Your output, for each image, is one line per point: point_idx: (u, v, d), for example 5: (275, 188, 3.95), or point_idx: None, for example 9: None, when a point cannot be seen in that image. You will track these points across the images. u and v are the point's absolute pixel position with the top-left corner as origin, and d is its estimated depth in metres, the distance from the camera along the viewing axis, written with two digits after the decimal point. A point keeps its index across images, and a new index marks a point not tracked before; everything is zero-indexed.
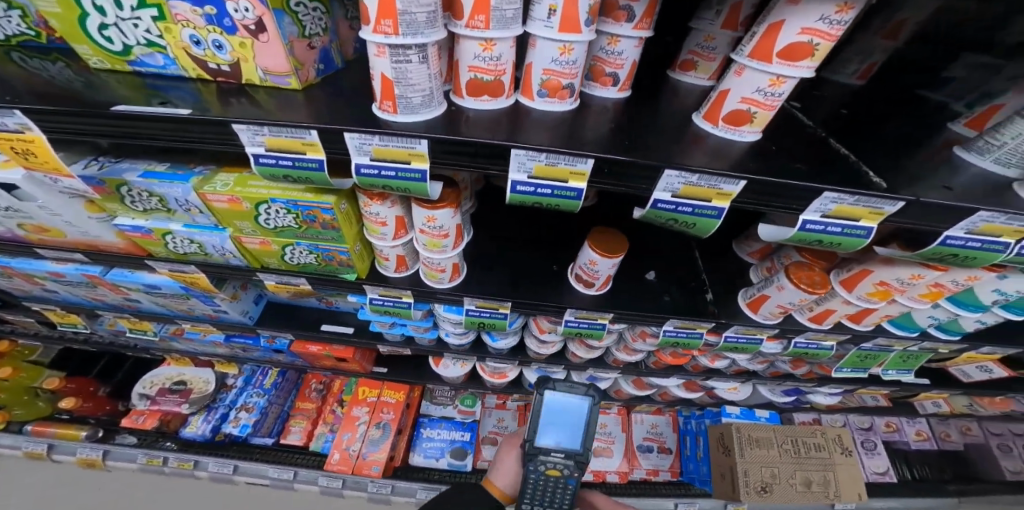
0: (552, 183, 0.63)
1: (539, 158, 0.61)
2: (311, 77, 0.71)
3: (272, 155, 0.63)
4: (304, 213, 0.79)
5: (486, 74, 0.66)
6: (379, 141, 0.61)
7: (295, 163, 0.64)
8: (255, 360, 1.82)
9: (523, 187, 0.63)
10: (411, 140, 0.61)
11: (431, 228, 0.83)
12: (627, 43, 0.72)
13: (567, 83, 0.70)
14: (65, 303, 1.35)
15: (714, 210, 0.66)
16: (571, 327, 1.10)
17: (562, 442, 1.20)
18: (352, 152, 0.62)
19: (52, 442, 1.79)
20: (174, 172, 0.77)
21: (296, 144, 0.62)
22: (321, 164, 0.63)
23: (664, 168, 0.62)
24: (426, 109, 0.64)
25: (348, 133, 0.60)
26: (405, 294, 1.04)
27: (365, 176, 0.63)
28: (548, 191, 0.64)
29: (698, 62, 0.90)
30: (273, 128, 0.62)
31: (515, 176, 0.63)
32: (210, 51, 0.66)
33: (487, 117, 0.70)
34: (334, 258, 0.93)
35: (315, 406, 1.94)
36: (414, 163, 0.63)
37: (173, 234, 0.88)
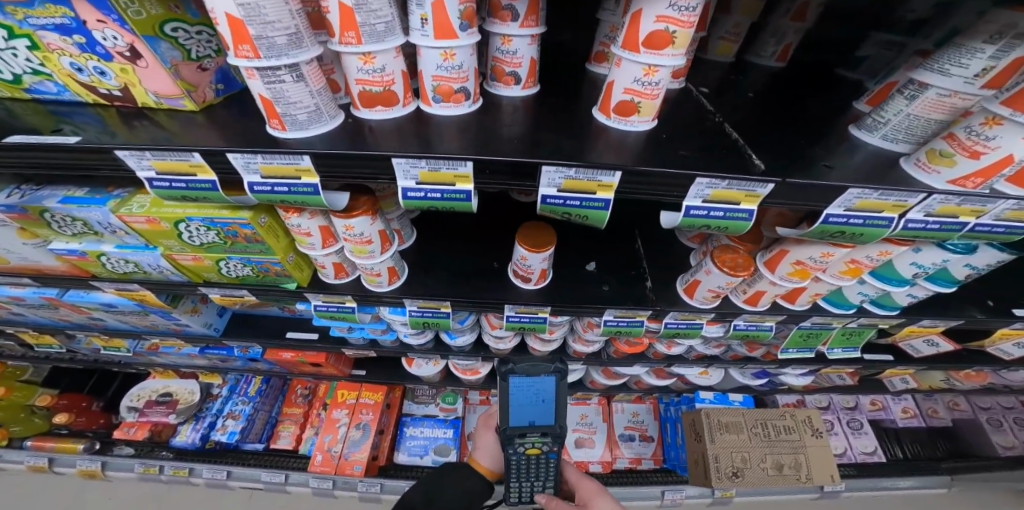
0: (440, 187, 0.68)
1: (421, 165, 0.66)
2: (207, 99, 0.74)
3: (165, 178, 0.67)
4: (224, 229, 0.82)
5: (375, 86, 0.68)
6: (263, 159, 0.65)
7: (188, 185, 0.68)
8: (236, 370, 1.85)
9: (414, 193, 0.68)
10: (294, 156, 0.64)
11: (353, 235, 0.85)
12: (519, 41, 0.73)
13: (459, 87, 0.71)
14: (37, 324, 1.38)
15: (600, 202, 0.70)
16: (513, 322, 1.13)
17: (536, 421, 1.28)
18: (242, 171, 0.66)
19: (53, 455, 1.86)
20: (93, 197, 0.80)
21: (187, 166, 0.66)
22: (213, 185, 0.67)
23: (542, 164, 0.66)
24: (315, 124, 0.67)
25: (232, 154, 0.64)
26: (347, 299, 1.06)
27: (260, 193, 0.68)
28: (437, 195, 0.69)
29: (608, 52, 0.90)
30: (158, 152, 0.66)
31: (403, 183, 0.68)
32: (95, 77, 0.69)
33: (387, 126, 0.72)
34: (269, 269, 0.96)
35: (302, 410, 1.99)
36: (305, 178, 0.67)
37: (107, 255, 0.90)
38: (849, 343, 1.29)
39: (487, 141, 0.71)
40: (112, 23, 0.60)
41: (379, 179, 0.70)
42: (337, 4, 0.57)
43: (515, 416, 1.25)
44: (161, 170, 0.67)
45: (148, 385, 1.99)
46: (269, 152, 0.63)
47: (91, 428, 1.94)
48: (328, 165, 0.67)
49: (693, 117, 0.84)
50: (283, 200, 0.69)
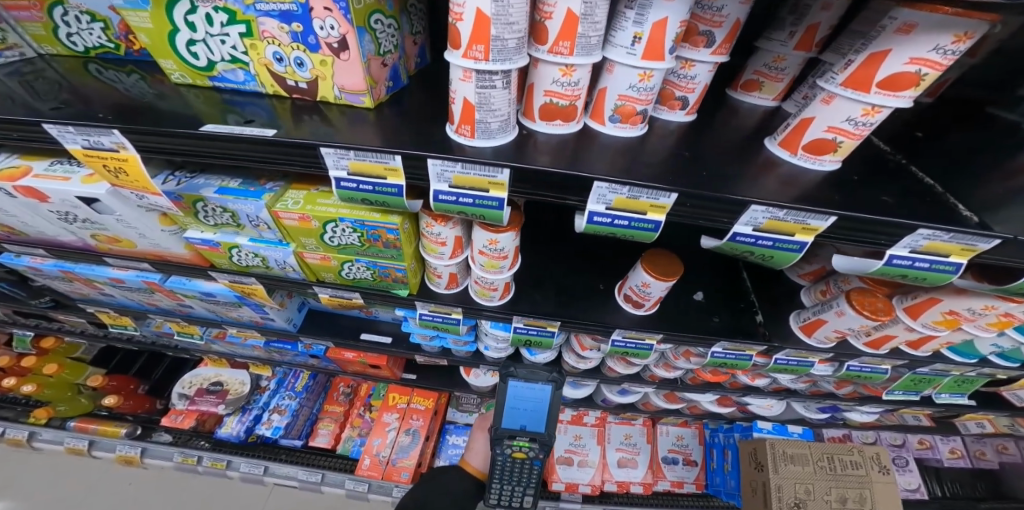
0: (631, 214, 0.65)
1: (621, 190, 0.63)
2: (377, 98, 0.74)
3: (355, 179, 0.65)
4: (369, 232, 0.80)
5: (563, 100, 0.65)
6: (461, 170, 0.62)
7: (375, 187, 0.66)
8: (289, 363, 1.84)
9: (601, 218, 0.65)
10: (492, 169, 0.62)
11: (492, 249, 0.82)
12: (701, 67, 0.70)
13: (641, 109, 0.68)
14: (119, 306, 1.40)
15: (796, 244, 0.67)
16: (618, 347, 1.09)
17: (527, 426, 1.24)
18: (430, 178, 0.64)
19: (93, 439, 1.84)
20: (247, 189, 0.81)
21: (378, 168, 0.64)
22: (400, 189, 0.65)
23: (752, 204, 0.62)
24: (501, 133, 0.64)
25: (431, 161, 0.62)
26: (454, 310, 1.02)
27: (438, 202, 0.65)
28: (625, 223, 0.66)
29: (764, 82, 0.90)
30: (359, 152, 0.63)
31: (594, 207, 0.64)
32: (291, 67, 0.71)
33: (564, 142, 0.69)
34: (390, 274, 0.93)
35: (343, 409, 1.94)
36: (489, 192, 0.65)
37: (239, 247, 0.91)
38: (958, 389, 1.25)
39: (669, 168, 0.67)
40: (337, 12, 0.60)
41: (558, 198, 0.66)
42: (565, 12, 0.55)
43: (507, 416, 1.23)
44: (350, 170, 0.65)
45: (200, 373, 1.97)
46: (481, 164, 0.61)
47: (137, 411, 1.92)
48: (518, 181, 0.64)
49: (873, 155, 0.78)
50: (462, 212, 0.66)
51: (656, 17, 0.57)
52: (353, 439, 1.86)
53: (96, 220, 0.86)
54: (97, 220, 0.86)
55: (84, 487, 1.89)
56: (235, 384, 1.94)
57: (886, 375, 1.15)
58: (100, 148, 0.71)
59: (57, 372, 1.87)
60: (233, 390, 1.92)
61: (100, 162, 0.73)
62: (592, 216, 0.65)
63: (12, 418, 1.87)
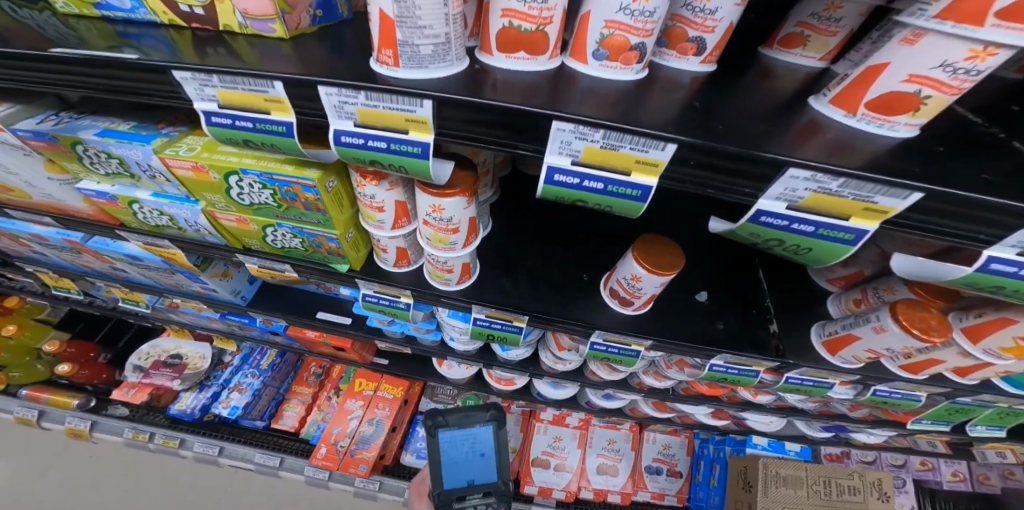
0: (607, 175, 0.47)
1: (590, 137, 0.45)
2: (292, 28, 0.56)
3: (227, 113, 0.49)
4: (283, 190, 0.61)
5: (528, 24, 0.45)
6: (367, 101, 0.45)
7: (255, 124, 0.49)
8: (253, 339, 1.70)
9: (563, 178, 0.48)
10: (403, 100, 0.44)
11: (439, 219, 0.62)
12: None
13: (637, 43, 0.47)
14: (56, 266, 1.27)
15: (849, 231, 0.49)
16: (597, 351, 0.91)
17: (475, 480, 1.08)
18: (330, 114, 0.47)
19: (44, 409, 1.77)
20: (137, 132, 0.65)
21: (256, 100, 0.48)
22: (288, 128, 0.48)
23: (791, 167, 0.45)
24: (438, 62, 0.46)
25: (325, 87, 0.45)
26: (402, 294, 0.85)
27: (344, 146, 0.48)
28: (599, 186, 0.48)
29: (810, 37, 0.65)
30: (226, 77, 0.47)
31: (553, 160, 0.47)
32: None
33: (530, 84, 0.50)
34: (322, 245, 0.75)
35: (312, 391, 1.84)
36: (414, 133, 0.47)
37: (140, 203, 0.74)
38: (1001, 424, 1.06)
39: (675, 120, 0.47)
40: None
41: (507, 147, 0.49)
42: None
43: (450, 477, 1.05)
44: (225, 103, 0.49)
45: (159, 344, 1.86)
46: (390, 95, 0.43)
47: (93, 382, 1.82)
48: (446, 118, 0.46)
49: (959, 124, 0.57)
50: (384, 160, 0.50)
51: None
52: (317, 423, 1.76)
53: None
54: None
55: (46, 451, 1.84)
56: (195, 358, 1.83)
57: (921, 403, 0.96)
58: None
59: (17, 334, 1.75)
60: (192, 365, 1.81)
61: None
62: (551, 175, 0.48)
63: None
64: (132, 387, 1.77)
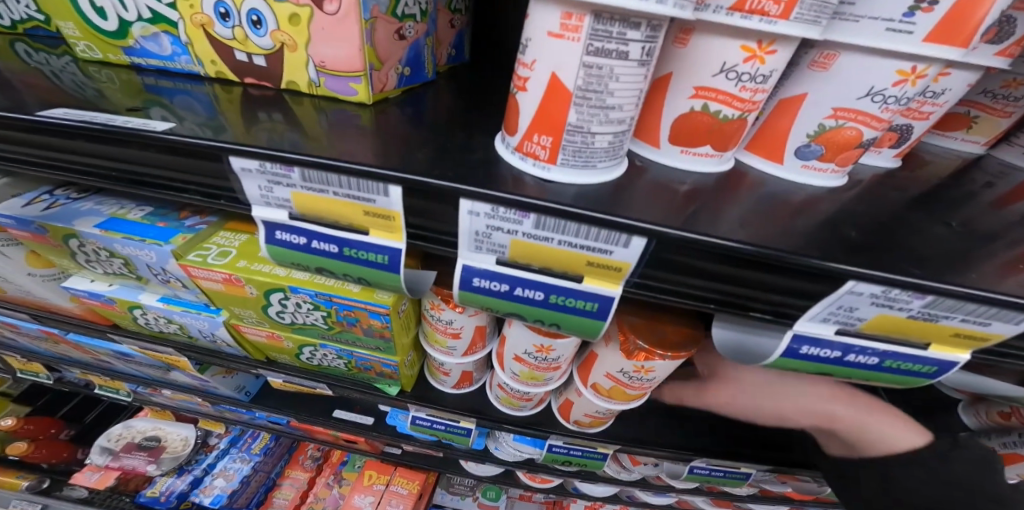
0: (886, 347, 0.32)
1: (898, 306, 0.29)
2: (376, 91, 0.43)
3: (300, 227, 0.29)
4: (340, 312, 0.47)
5: (731, 109, 0.33)
6: (532, 231, 0.26)
7: (342, 246, 0.30)
8: (242, 421, 1.34)
9: (812, 350, 0.33)
10: (590, 236, 0.26)
11: (540, 358, 0.50)
12: (960, 77, 0.36)
13: (868, 138, 0.35)
14: (30, 351, 1.08)
15: None
16: (697, 474, 0.79)
17: None
18: (464, 244, 0.28)
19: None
20: (152, 224, 0.49)
21: (354, 210, 0.28)
22: (394, 259, 0.29)
23: None
24: (607, 160, 0.32)
25: (472, 205, 0.25)
26: (461, 417, 0.70)
27: (479, 292, 0.30)
28: (870, 360, 0.33)
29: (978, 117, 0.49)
30: (292, 174, 0.27)
31: (805, 330, 0.32)
32: (242, 31, 0.41)
33: (707, 190, 0.36)
34: (371, 367, 0.61)
35: (308, 476, 1.44)
36: (589, 281, 0.28)
37: (144, 308, 0.58)
38: None
39: (918, 238, 0.34)
40: None
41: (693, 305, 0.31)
42: None
43: None
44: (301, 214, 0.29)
45: (135, 424, 1.48)
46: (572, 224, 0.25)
47: (48, 463, 1.39)
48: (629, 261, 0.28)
49: None
50: (535, 316, 0.31)
51: None
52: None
53: None
54: None
55: None
56: (176, 440, 1.44)
57: None
58: None
59: None
60: (172, 448, 1.41)
61: None
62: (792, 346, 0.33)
63: None
64: (96, 471, 1.37)
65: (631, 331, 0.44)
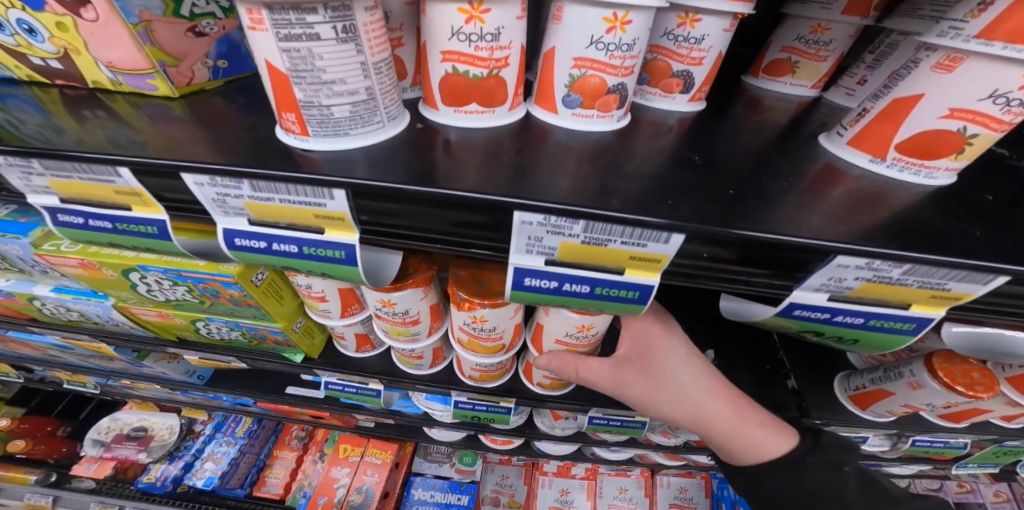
0: (587, 274, 0.35)
1: (566, 233, 0.32)
2: (180, 85, 0.45)
3: (76, 209, 0.35)
4: (199, 286, 0.50)
5: (477, 68, 0.37)
6: (252, 194, 0.32)
7: (116, 224, 0.36)
8: (215, 407, 1.37)
9: (532, 281, 0.35)
10: (303, 192, 0.31)
11: (395, 315, 0.53)
12: (712, 24, 0.42)
13: (614, 84, 0.39)
14: None
15: (910, 322, 0.38)
16: (598, 424, 0.85)
17: None
18: (214, 211, 0.34)
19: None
20: (14, 219, 0.51)
21: (107, 191, 0.33)
22: (162, 229, 0.35)
23: (836, 257, 0.32)
24: (359, 127, 0.35)
25: (194, 178, 0.31)
26: (369, 380, 0.74)
27: (245, 250, 0.35)
28: (583, 289, 0.35)
29: (798, 62, 0.57)
30: (55, 163, 0.33)
31: (520, 260, 0.34)
32: (22, 39, 0.41)
33: (473, 143, 0.39)
34: (266, 337, 0.64)
35: (295, 455, 1.48)
36: (329, 231, 0.34)
37: (41, 300, 0.60)
38: (997, 459, 1.00)
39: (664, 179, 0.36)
40: None
41: (427, 246, 0.35)
42: None
43: None
44: (75, 199, 0.35)
45: (121, 416, 1.51)
46: (277, 184, 0.31)
47: (51, 458, 1.45)
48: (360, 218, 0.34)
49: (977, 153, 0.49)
50: (304, 267, 0.37)
51: None
52: (304, 489, 1.40)
53: None
54: None
55: None
56: (163, 429, 1.48)
57: (964, 446, 0.90)
58: None
59: None
60: (159, 437, 1.46)
61: None
62: (519, 280, 0.36)
63: None
64: (93, 461, 1.43)
65: (455, 284, 0.48)
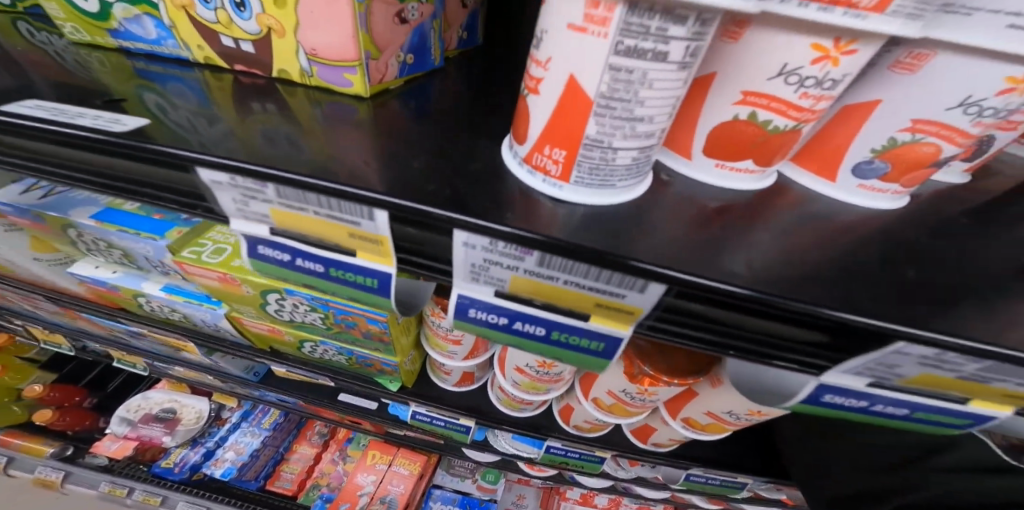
0: (909, 398, 0.32)
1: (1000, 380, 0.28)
2: (374, 83, 0.39)
3: (289, 245, 0.33)
4: (338, 316, 0.44)
5: (785, 120, 0.27)
6: (533, 267, 0.28)
7: (328, 268, 0.33)
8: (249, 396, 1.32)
9: (838, 400, 0.32)
10: (618, 280, 0.27)
11: (542, 372, 0.48)
12: None
13: (940, 156, 0.30)
14: (47, 322, 1.01)
15: None
16: (694, 481, 0.77)
17: None
18: (462, 275, 0.30)
19: (13, 455, 1.34)
20: (148, 216, 0.44)
21: (339, 231, 0.30)
22: (379, 280, 0.32)
23: None
24: (628, 179, 0.28)
25: (468, 237, 0.27)
26: (461, 416, 0.68)
27: (477, 322, 0.33)
28: (892, 408, 0.33)
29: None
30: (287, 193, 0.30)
31: (835, 379, 0.31)
32: (227, 12, 0.37)
33: (743, 208, 0.32)
34: (372, 365, 0.58)
35: (314, 452, 1.42)
36: (594, 320, 0.31)
37: (148, 298, 0.55)
38: None
39: (995, 291, 0.28)
40: None
41: (750, 357, 0.31)
42: None
43: None
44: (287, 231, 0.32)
45: (152, 395, 1.48)
46: (580, 264, 0.26)
47: (72, 429, 1.37)
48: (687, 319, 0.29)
49: None
50: (537, 348, 0.35)
51: None
52: (319, 487, 1.33)
53: None
54: None
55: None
56: (190, 413, 1.44)
57: None
58: None
59: None
60: (186, 421, 1.41)
61: None
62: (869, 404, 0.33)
63: None
64: (115, 440, 1.36)
65: (640, 356, 0.42)
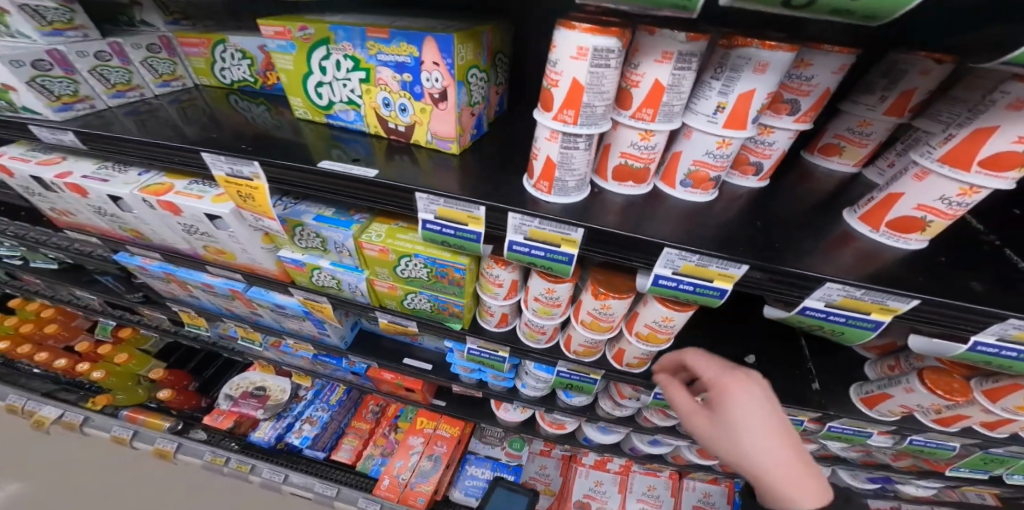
0: (696, 281, 0.65)
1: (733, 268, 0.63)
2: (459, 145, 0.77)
3: (440, 223, 0.70)
4: (438, 269, 0.83)
5: (637, 162, 0.65)
6: (537, 224, 0.66)
7: (456, 232, 0.71)
8: (324, 376, 1.69)
9: (666, 281, 0.66)
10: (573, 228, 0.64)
11: (548, 299, 0.85)
12: (782, 134, 0.68)
13: (715, 175, 0.67)
14: (201, 307, 1.43)
15: (872, 323, 0.64)
16: (658, 401, 1.11)
17: None
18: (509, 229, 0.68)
19: (138, 429, 1.73)
20: (340, 217, 0.84)
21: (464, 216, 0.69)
22: (478, 236, 0.70)
23: (828, 282, 0.61)
24: (576, 192, 0.67)
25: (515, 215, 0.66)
26: (501, 348, 1.05)
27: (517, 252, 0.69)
28: (690, 287, 0.66)
29: (845, 146, 0.82)
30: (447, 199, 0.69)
31: (662, 271, 0.66)
32: (395, 112, 0.77)
33: (634, 202, 0.69)
34: (447, 308, 0.96)
35: (369, 427, 1.76)
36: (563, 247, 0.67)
37: (320, 269, 0.94)
38: (984, 467, 1.18)
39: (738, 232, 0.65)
40: (444, 66, 0.67)
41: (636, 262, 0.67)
42: (651, 83, 0.56)
43: None
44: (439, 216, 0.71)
45: (248, 376, 1.85)
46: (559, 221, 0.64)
47: (184, 407, 1.79)
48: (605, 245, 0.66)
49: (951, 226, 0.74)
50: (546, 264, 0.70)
51: (744, 89, 0.57)
52: (373, 457, 1.67)
53: (210, 233, 0.92)
54: (211, 233, 0.91)
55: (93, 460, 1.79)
56: (277, 390, 1.81)
57: (954, 452, 1.10)
58: (235, 176, 0.78)
59: (124, 361, 1.82)
60: (275, 397, 1.77)
61: (232, 188, 0.80)
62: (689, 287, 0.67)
63: (72, 401, 1.80)
64: (221, 413, 1.73)
65: (598, 282, 0.79)
